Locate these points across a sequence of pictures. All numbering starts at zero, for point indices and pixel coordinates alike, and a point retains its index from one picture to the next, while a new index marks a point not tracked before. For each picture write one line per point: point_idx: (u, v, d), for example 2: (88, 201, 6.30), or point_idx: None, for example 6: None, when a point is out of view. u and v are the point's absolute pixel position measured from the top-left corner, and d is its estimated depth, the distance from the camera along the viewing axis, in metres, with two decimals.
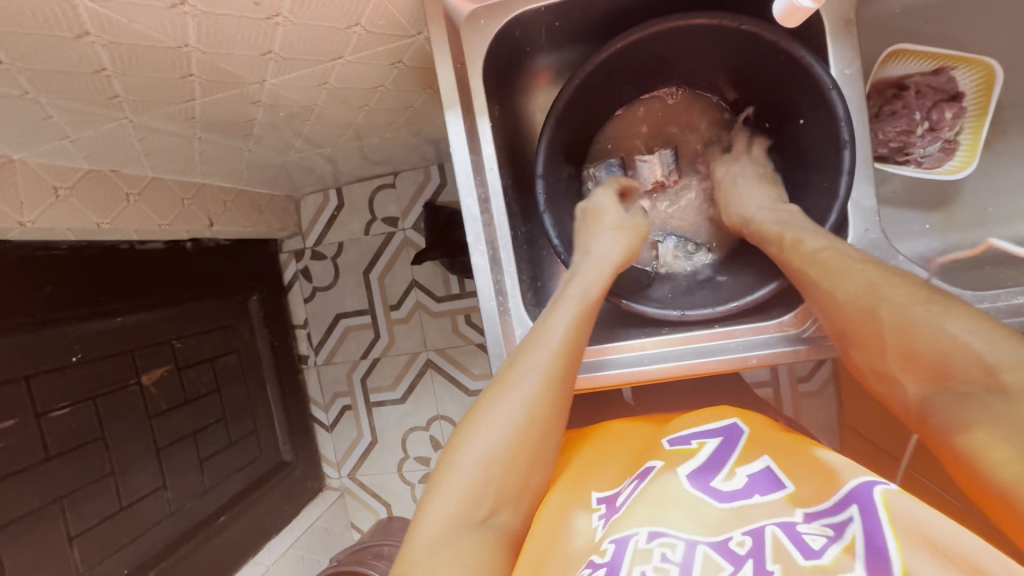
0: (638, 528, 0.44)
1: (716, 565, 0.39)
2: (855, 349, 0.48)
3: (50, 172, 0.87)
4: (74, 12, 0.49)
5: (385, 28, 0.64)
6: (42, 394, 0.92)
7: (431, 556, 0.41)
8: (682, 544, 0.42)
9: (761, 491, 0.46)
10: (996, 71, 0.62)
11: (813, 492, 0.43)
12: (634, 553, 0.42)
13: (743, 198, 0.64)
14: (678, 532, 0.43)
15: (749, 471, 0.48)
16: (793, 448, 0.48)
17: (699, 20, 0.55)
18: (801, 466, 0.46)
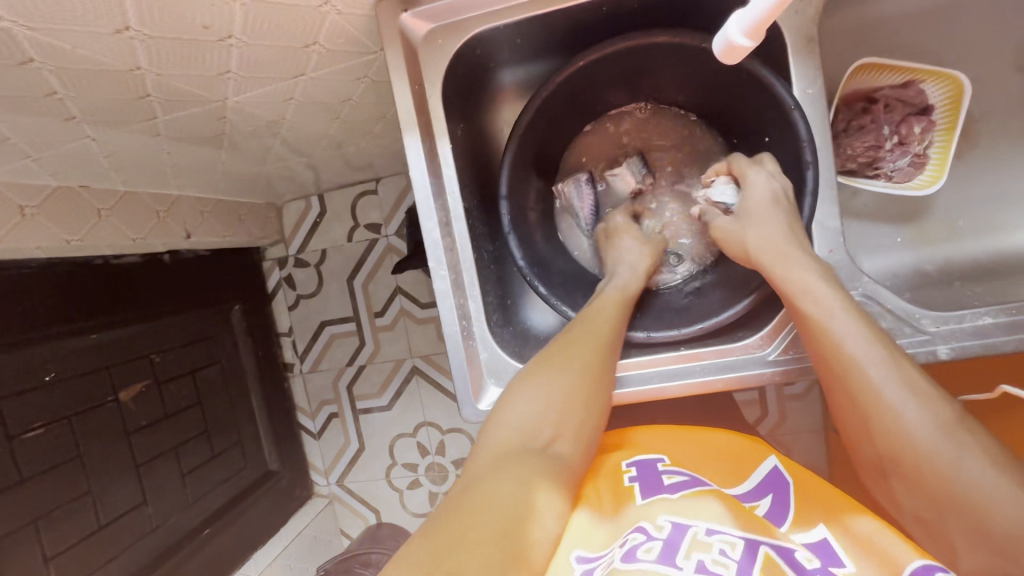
0: (698, 518, 0.46)
1: (777, 568, 0.41)
2: (865, 444, 0.49)
3: (16, 191, 0.85)
4: (14, 42, 0.48)
5: (345, 46, 0.62)
6: (15, 416, 0.91)
7: (495, 474, 0.45)
8: (741, 544, 0.43)
9: (829, 561, 0.44)
10: (965, 86, 0.62)
11: (876, 571, 0.42)
12: (692, 540, 0.44)
13: (750, 226, 0.57)
14: (739, 531, 0.44)
15: (809, 540, 0.47)
16: (847, 511, 0.48)
17: (661, 38, 0.55)
18: (863, 533, 0.45)
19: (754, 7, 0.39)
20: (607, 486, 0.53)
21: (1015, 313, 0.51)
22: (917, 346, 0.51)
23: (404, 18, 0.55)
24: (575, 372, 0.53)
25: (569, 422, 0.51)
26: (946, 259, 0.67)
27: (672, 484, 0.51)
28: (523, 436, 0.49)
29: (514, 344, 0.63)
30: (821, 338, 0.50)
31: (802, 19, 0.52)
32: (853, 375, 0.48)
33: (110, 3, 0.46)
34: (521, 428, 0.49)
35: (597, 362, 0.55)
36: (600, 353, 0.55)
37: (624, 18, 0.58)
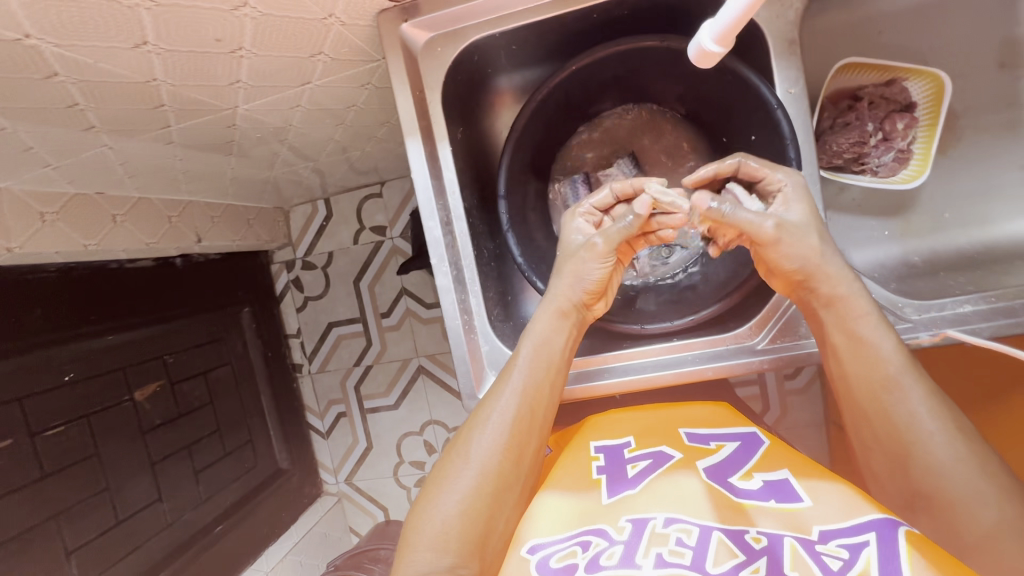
0: (656, 513, 0.47)
1: (730, 551, 0.42)
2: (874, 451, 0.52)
3: (36, 198, 0.89)
4: (40, 57, 0.51)
5: (349, 55, 0.65)
6: (36, 414, 0.94)
7: None
8: (696, 529, 0.45)
9: (780, 499, 0.47)
10: (945, 83, 0.65)
11: (832, 510, 0.45)
12: (652, 535, 0.45)
13: (803, 245, 0.52)
14: (693, 518, 0.46)
15: (769, 477, 0.50)
16: (809, 465, 0.51)
17: (649, 43, 0.58)
18: (823, 483, 0.48)
19: (724, 16, 0.42)
20: (575, 480, 0.54)
21: (995, 301, 0.53)
22: (902, 334, 0.54)
23: (404, 28, 0.57)
24: (494, 449, 0.52)
25: (495, 501, 0.51)
26: (932, 250, 0.69)
27: (637, 475, 0.53)
28: (446, 530, 0.49)
29: (513, 337, 0.66)
30: (855, 367, 0.52)
31: (783, 22, 0.55)
32: (887, 401, 0.50)
33: (130, 21, 0.49)
34: (446, 516, 0.49)
35: (515, 435, 0.53)
36: (518, 424, 0.54)
37: (615, 23, 0.61)
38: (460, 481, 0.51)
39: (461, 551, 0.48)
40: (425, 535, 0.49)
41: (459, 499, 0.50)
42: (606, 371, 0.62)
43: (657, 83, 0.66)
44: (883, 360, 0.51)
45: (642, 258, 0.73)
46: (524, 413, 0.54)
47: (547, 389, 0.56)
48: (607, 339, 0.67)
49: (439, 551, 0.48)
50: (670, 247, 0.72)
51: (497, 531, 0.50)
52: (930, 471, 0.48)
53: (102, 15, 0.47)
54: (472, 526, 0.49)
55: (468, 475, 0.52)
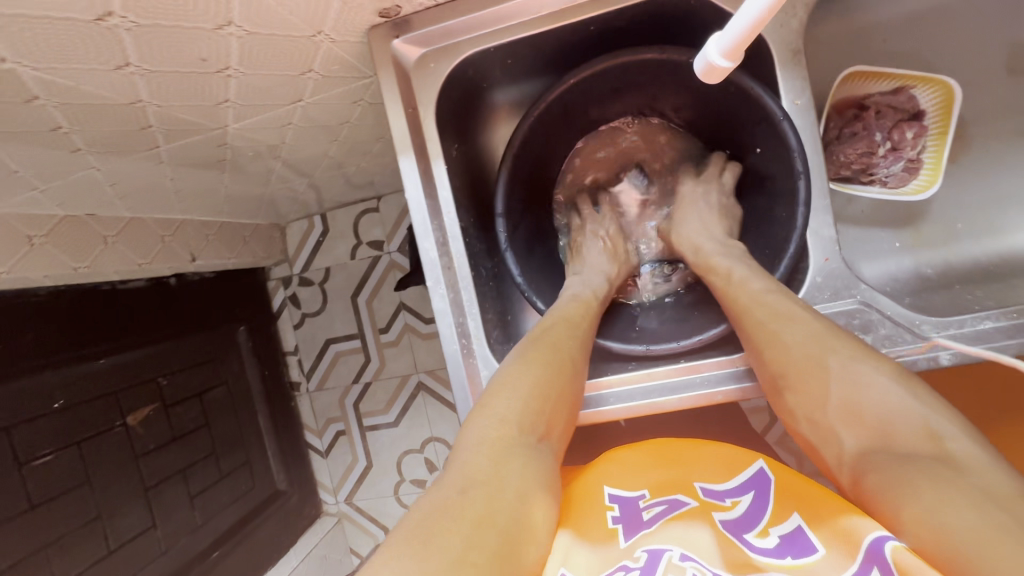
0: (671, 545, 0.46)
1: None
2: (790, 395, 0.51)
3: (24, 222, 0.87)
4: (18, 81, 0.49)
5: (340, 71, 0.64)
6: (24, 444, 0.92)
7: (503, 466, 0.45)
8: (709, 575, 0.42)
9: (796, 554, 0.42)
10: (955, 90, 0.65)
11: (837, 558, 0.39)
12: (668, 564, 0.43)
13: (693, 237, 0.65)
14: (709, 564, 0.43)
15: (783, 531, 0.45)
16: (823, 497, 0.45)
17: (649, 55, 0.56)
18: (835, 520, 0.42)
19: (732, 30, 0.40)
20: (590, 527, 0.50)
21: (1016, 317, 0.51)
22: (919, 353, 0.51)
23: (395, 44, 0.56)
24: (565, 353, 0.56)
25: (566, 391, 0.53)
26: (946, 260, 0.67)
27: (652, 518, 0.50)
28: (526, 411, 0.49)
29: None
30: (744, 305, 0.54)
31: (787, 31, 0.53)
32: (774, 330, 0.52)
33: (112, 42, 0.47)
34: (523, 398, 0.50)
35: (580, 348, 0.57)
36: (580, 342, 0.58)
37: (614, 35, 0.59)
38: (524, 372, 0.53)
39: (546, 425, 0.50)
40: (499, 413, 0.49)
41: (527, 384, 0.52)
42: (612, 395, 0.59)
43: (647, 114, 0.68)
44: (761, 296, 0.54)
45: (644, 275, 0.74)
46: (581, 330, 0.59)
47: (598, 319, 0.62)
48: (612, 360, 0.64)
49: (531, 425, 0.49)
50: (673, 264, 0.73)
51: (562, 417, 0.53)
52: (815, 368, 0.49)
53: (80, 36, 0.45)
54: (555, 408, 0.51)
55: (532, 372, 0.53)
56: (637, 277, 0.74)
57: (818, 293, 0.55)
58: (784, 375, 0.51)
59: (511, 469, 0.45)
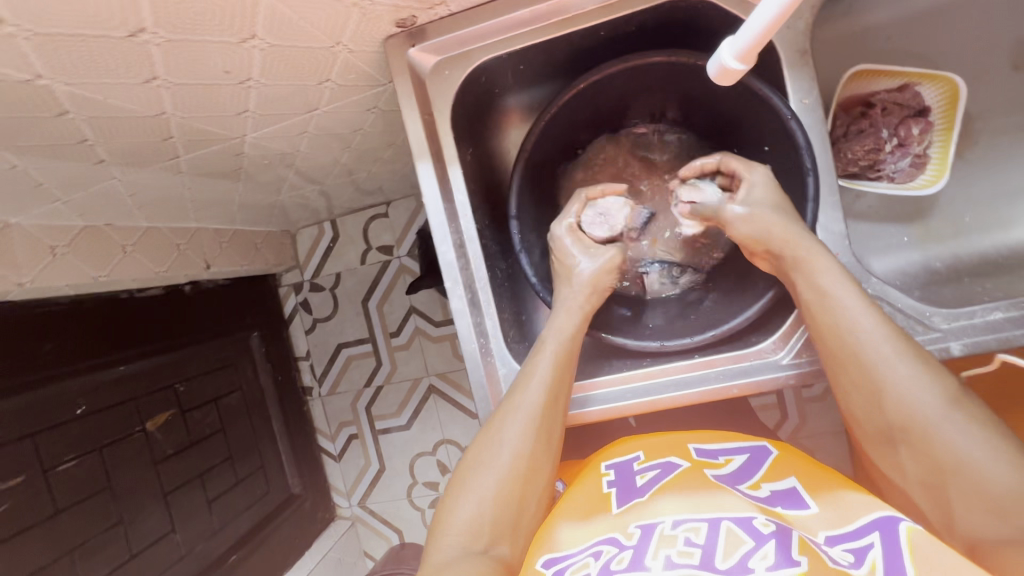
0: (665, 516, 0.45)
1: (739, 539, 0.41)
2: (902, 447, 0.46)
3: (47, 232, 0.89)
4: (51, 96, 0.51)
5: (355, 80, 0.66)
6: (49, 450, 0.94)
7: None
8: (705, 526, 0.43)
9: (786, 505, 0.46)
10: (960, 86, 0.66)
11: (834, 517, 0.44)
12: (660, 537, 0.43)
13: (760, 216, 0.55)
14: (700, 515, 0.44)
15: (777, 487, 0.48)
16: (824, 476, 0.49)
17: (658, 58, 0.57)
18: (830, 493, 0.46)
19: (744, 35, 0.42)
20: (587, 499, 0.52)
21: None
22: (930, 344, 0.52)
23: (411, 53, 0.58)
24: (524, 435, 0.53)
25: (513, 488, 0.51)
26: (955, 255, 0.68)
27: (645, 484, 0.51)
28: (473, 520, 0.49)
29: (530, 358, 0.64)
30: (852, 353, 0.48)
31: (794, 32, 0.54)
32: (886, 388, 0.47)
33: (141, 57, 0.49)
34: (475, 506, 0.50)
35: (540, 424, 0.53)
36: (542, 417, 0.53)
37: (622, 40, 0.60)
38: (483, 477, 0.51)
39: (495, 532, 0.48)
40: (450, 531, 0.49)
41: (485, 490, 0.50)
42: (627, 391, 0.60)
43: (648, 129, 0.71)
44: (871, 347, 0.48)
45: (652, 274, 0.72)
46: (542, 409, 0.54)
47: (567, 380, 0.56)
48: (626, 359, 0.65)
49: (472, 537, 0.48)
50: (682, 266, 0.71)
51: (528, 513, 0.51)
52: (929, 423, 0.45)
53: (112, 53, 0.47)
54: (505, 511, 0.50)
55: (494, 476, 0.51)
56: (645, 276, 0.72)
57: None
58: (901, 429, 0.46)
59: None
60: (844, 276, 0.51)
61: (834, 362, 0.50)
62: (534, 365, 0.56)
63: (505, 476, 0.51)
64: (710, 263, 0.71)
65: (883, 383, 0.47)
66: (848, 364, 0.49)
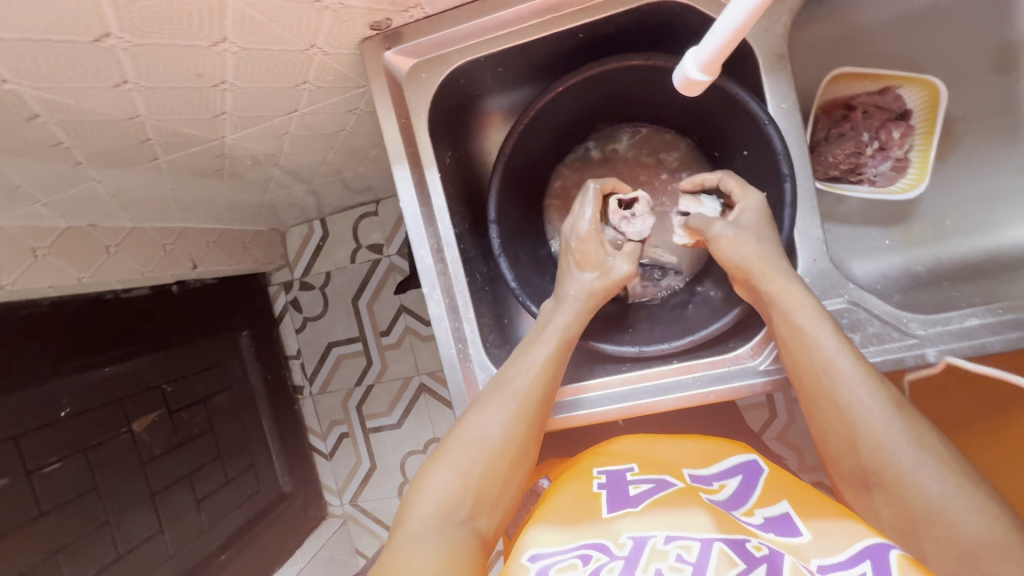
0: (656, 531, 0.45)
1: (730, 560, 0.41)
2: (878, 494, 0.46)
3: (27, 234, 0.88)
4: (21, 101, 0.50)
5: (334, 82, 0.65)
6: (32, 453, 0.93)
7: (413, 546, 0.44)
8: (697, 544, 0.43)
9: (779, 533, 0.45)
10: (940, 89, 0.65)
11: (829, 542, 0.43)
12: (652, 551, 0.43)
13: (740, 244, 0.55)
14: (694, 533, 0.44)
15: (770, 514, 0.47)
16: (816, 501, 0.48)
17: (635, 61, 0.57)
18: (822, 515, 0.46)
19: (709, 45, 0.41)
20: (577, 500, 0.52)
21: (1001, 314, 0.51)
22: (905, 351, 0.52)
23: (387, 56, 0.57)
24: (511, 421, 0.53)
25: (497, 467, 0.50)
26: (935, 258, 0.68)
27: (638, 495, 0.50)
28: (454, 492, 0.49)
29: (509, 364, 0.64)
30: (827, 388, 0.49)
31: (772, 36, 0.54)
32: (859, 424, 0.47)
33: (108, 61, 0.48)
34: (457, 475, 0.49)
35: (527, 412, 0.53)
36: (535, 405, 0.54)
37: (601, 42, 0.60)
38: (471, 446, 0.51)
39: (474, 507, 0.48)
40: (429, 495, 0.48)
41: (470, 462, 0.50)
42: (605, 396, 0.60)
43: (625, 129, 0.71)
44: (848, 383, 0.48)
45: (633, 277, 0.71)
46: (536, 398, 0.54)
47: (561, 371, 0.58)
48: (606, 363, 0.65)
49: (452, 507, 0.48)
50: (662, 269, 0.71)
51: (507, 494, 0.51)
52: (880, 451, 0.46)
53: (79, 57, 0.46)
54: (487, 487, 0.50)
55: (482, 447, 0.51)
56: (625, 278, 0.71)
57: None
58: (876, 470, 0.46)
59: (420, 553, 0.43)
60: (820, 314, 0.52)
61: (811, 400, 0.51)
62: (531, 349, 0.57)
63: (489, 451, 0.51)
64: (693, 267, 0.71)
65: (856, 423, 0.47)
66: (813, 401, 0.50)
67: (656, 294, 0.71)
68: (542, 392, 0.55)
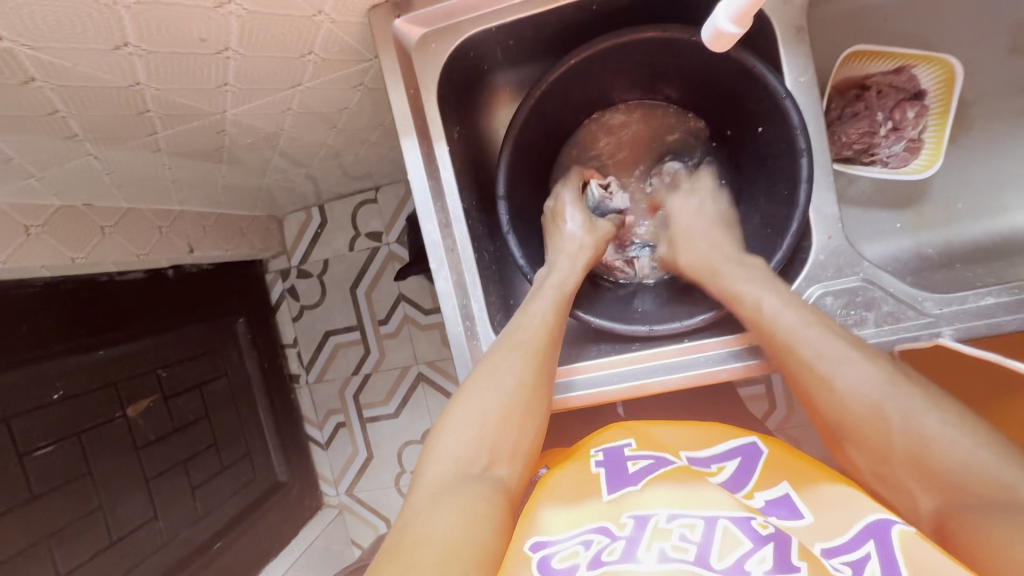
0: (658, 509, 0.44)
1: (736, 540, 0.39)
2: (856, 449, 0.47)
3: (20, 211, 0.86)
4: (17, 63, 0.49)
5: (340, 54, 0.63)
6: (24, 436, 0.91)
7: (433, 504, 0.43)
8: (701, 523, 0.42)
9: (781, 516, 0.44)
10: (956, 69, 0.65)
11: (833, 524, 0.42)
12: (654, 530, 0.42)
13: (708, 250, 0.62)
14: (697, 512, 0.43)
15: (771, 497, 0.46)
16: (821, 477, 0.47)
17: (652, 34, 0.56)
18: (826, 497, 0.45)
19: None
20: (577, 483, 0.51)
21: (1018, 292, 0.51)
22: (921, 329, 0.52)
23: (397, 24, 0.56)
24: (520, 369, 0.52)
25: (511, 414, 0.50)
26: (945, 241, 0.68)
27: (637, 472, 0.49)
28: (470, 444, 0.48)
29: None
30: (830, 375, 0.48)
31: (790, 9, 0.53)
32: (872, 399, 0.45)
33: (109, 20, 0.46)
34: (472, 426, 0.49)
35: (537, 358, 0.53)
36: (544, 352, 0.54)
37: (616, 15, 0.59)
38: (481, 396, 0.51)
39: (494, 454, 0.48)
40: (445, 453, 0.47)
41: (483, 414, 0.49)
42: (616, 374, 0.60)
43: (636, 108, 0.70)
44: (847, 360, 0.48)
45: (643, 260, 0.72)
46: (543, 345, 0.54)
47: (565, 317, 0.58)
48: (615, 342, 0.65)
49: (470, 459, 0.47)
50: None
51: (525, 441, 0.50)
52: (874, 416, 0.45)
53: (79, 14, 0.44)
54: (503, 436, 0.49)
55: (496, 395, 0.51)
56: (636, 260, 0.72)
57: (821, 271, 0.56)
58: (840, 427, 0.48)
59: (442, 510, 0.42)
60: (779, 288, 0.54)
61: (815, 395, 0.49)
62: (534, 300, 0.58)
63: (501, 402, 0.50)
64: None
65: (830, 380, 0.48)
66: (792, 357, 0.50)
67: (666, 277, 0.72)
68: (551, 336, 0.55)
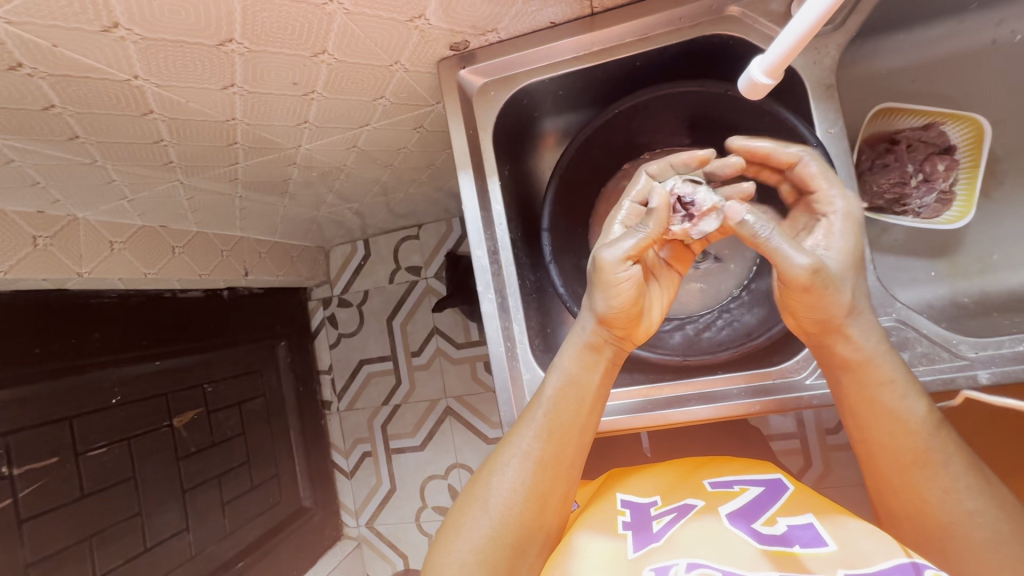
0: (678, 559, 0.44)
1: None
2: (891, 500, 0.50)
3: (107, 228, 0.96)
4: (142, 96, 0.58)
5: (408, 99, 0.71)
6: (83, 435, 0.97)
7: None
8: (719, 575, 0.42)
9: (803, 543, 0.44)
10: (984, 126, 0.70)
11: (861, 553, 0.41)
12: None
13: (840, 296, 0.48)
14: (718, 563, 0.43)
15: (794, 522, 0.46)
16: (840, 512, 0.47)
17: (691, 88, 0.62)
18: (850, 528, 0.44)
19: (776, 47, 0.45)
20: (598, 526, 0.52)
21: None
22: (956, 371, 0.53)
23: (462, 74, 0.63)
24: (512, 499, 0.52)
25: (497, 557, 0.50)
26: (982, 291, 0.69)
27: (661, 529, 0.49)
28: None
29: None
30: (887, 439, 0.50)
31: (820, 68, 0.58)
32: (922, 479, 0.48)
33: (224, 65, 0.55)
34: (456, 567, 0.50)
35: (531, 485, 0.52)
36: (536, 482, 0.52)
37: (659, 70, 0.65)
38: (471, 534, 0.51)
39: None
40: None
41: (469, 551, 0.50)
42: (650, 401, 0.63)
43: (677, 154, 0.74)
44: (917, 431, 0.49)
45: None
46: (531, 475, 0.52)
47: (569, 430, 0.54)
48: (648, 372, 0.68)
49: None
50: (720, 273, 0.74)
51: None
52: (916, 477, 0.49)
53: (202, 58, 0.53)
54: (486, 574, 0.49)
55: (484, 524, 0.51)
56: None
57: None
58: (886, 480, 0.51)
59: None
60: (886, 342, 0.51)
61: (867, 448, 0.51)
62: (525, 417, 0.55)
63: (486, 541, 0.50)
64: (739, 270, 0.73)
65: (902, 437, 0.49)
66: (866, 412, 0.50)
67: (709, 295, 0.74)
68: (546, 460, 0.53)
